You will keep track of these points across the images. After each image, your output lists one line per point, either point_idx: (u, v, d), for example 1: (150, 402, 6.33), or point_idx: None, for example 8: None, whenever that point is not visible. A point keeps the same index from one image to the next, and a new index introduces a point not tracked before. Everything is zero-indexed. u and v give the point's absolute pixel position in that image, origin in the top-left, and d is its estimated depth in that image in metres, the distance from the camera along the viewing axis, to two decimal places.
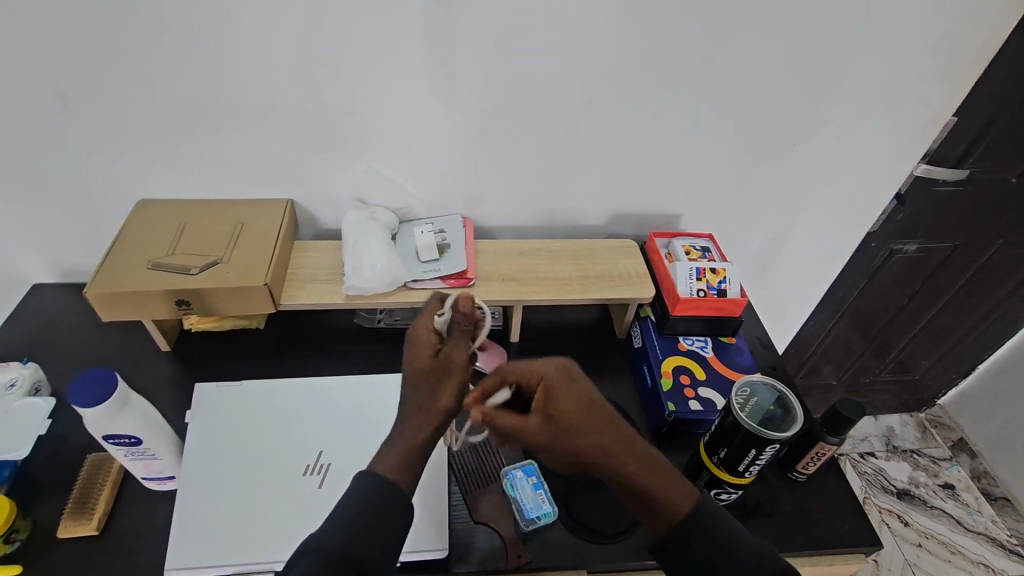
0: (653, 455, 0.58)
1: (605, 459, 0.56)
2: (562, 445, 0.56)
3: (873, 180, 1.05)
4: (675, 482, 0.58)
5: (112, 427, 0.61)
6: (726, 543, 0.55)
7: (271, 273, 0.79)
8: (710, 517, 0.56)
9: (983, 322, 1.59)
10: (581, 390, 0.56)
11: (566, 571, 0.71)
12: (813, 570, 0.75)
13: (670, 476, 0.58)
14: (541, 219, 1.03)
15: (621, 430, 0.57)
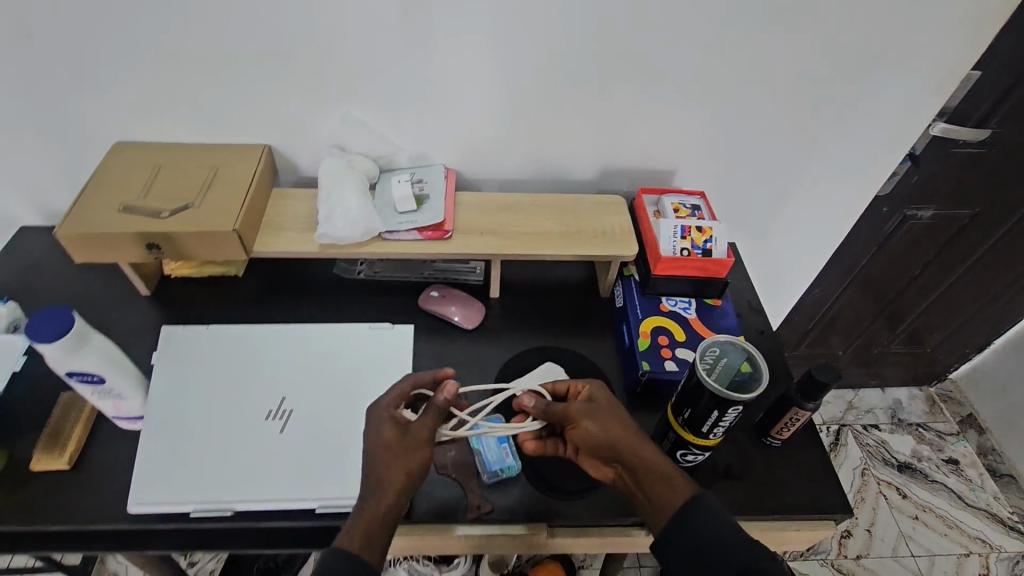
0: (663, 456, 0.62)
1: (620, 448, 0.63)
2: (590, 425, 0.65)
3: (887, 138, 0.98)
4: (671, 483, 0.59)
5: (72, 365, 0.62)
6: (713, 538, 0.55)
7: (241, 219, 0.78)
8: (704, 510, 0.57)
9: (1003, 294, 1.51)
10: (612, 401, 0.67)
11: (526, 523, 0.71)
12: (784, 536, 0.74)
13: (675, 472, 0.60)
14: (528, 172, 0.99)
15: (636, 434, 0.63)
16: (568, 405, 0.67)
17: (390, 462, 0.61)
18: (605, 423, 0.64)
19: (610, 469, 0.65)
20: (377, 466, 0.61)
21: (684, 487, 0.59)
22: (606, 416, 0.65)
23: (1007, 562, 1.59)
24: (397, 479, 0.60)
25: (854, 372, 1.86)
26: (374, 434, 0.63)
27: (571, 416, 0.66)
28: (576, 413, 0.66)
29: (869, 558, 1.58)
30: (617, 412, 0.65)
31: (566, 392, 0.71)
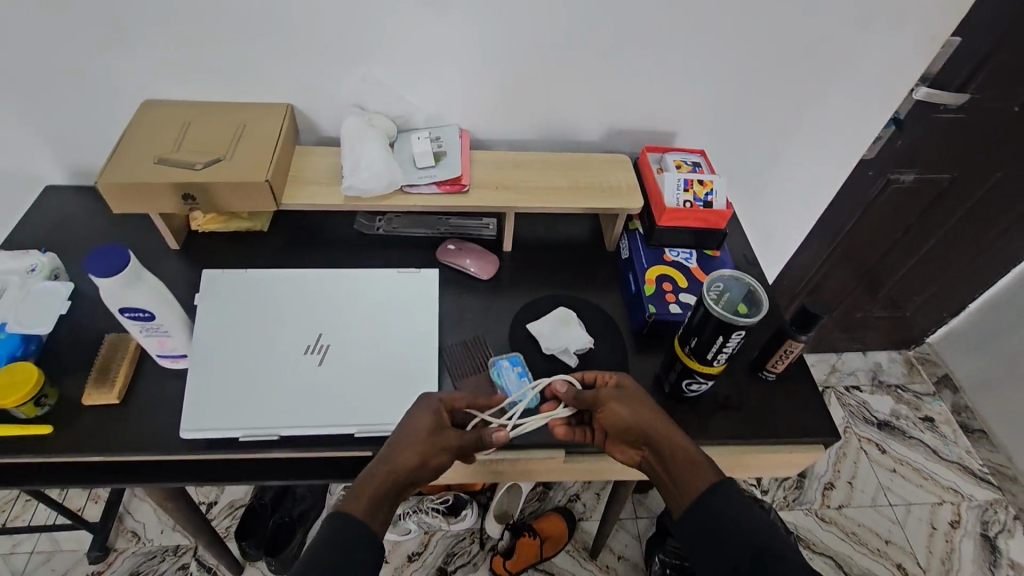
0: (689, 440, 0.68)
1: (649, 431, 0.68)
2: (620, 410, 0.70)
3: (872, 101, 1.04)
4: (695, 465, 0.65)
5: (126, 300, 0.66)
6: (734, 519, 0.60)
7: (272, 171, 0.82)
8: (727, 493, 0.62)
9: (979, 257, 1.60)
10: (639, 390, 0.73)
11: (545, 448, 0.78)
12: (776, 459, 0.82)
13: (699, 454, 0.66)
14: (538, 133, 1.04)
15: (662, 420, 0.69)
16: (599, 390, 0.72)
17: (417, 446, 0.65)
18: (637, 407, 0.70)
19: (636, 451, 0.71)
20: (404, 446, 0.65)
21: (708, 468, 0.64)
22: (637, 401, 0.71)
23: (977, 510, 1.71)
24: (415, 463, 0.65)
25: (839, 336, 1.95)
26: (417, 417, 0.68)
27: (602, 402, 0.72)
28: (606, 399, 0.71)
29: (851, 507, 1.68)
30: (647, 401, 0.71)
31: (594, 382, 0.77)
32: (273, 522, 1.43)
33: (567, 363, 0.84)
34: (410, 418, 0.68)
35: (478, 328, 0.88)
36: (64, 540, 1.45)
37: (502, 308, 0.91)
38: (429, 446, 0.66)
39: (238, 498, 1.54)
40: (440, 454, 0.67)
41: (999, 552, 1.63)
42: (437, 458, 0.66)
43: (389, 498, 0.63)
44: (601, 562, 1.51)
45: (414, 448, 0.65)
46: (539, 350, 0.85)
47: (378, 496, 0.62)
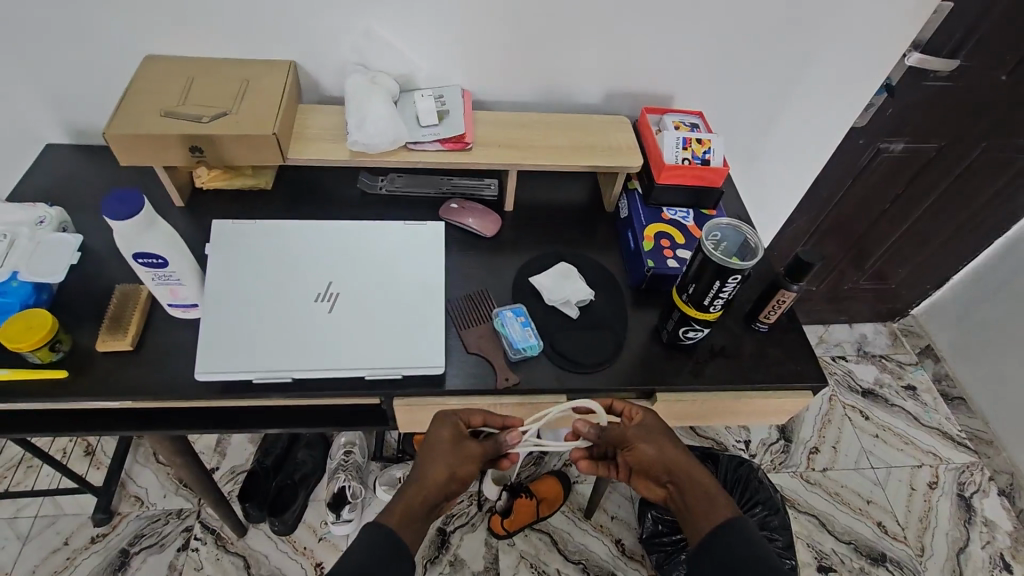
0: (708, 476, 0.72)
1: (673, 468, 0.72)
2: (648, 446, 0.74)
3: (864, 65, 1.06)
4: (713, 501, 0.69)
5: (140, 244, 0.68)
6: (756, 551, 0.65)
7: (278, 124, 0.83)
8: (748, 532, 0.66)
9: (963, 228, 1.65)
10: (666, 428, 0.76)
11: (549, 394, 0.81)
12: (768, 404, 0.86)
13: (717, 490, 0.70)
14: (538, 95, 1.05)
15: (687, 457, 0.73)
16: (627, 427, 0.75)
17: (443, 463, 0.70)
18: (659, 444, 0.74)
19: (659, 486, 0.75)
20: (430, 466, 0.70)
21: (724, 505, 0.69)
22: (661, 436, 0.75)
23: (955, 472, 1.78)
24: (442, 479, 0.69)
25: (826, 307, 2.00)
26: (434, 437, 0.72)
27: (631, 439, 0.74)
28: (634, 436, 0.74)
29: (835, 470, 1.74)
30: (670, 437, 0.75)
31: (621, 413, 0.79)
32: (275, 484, 1.46)
33: (568, 314, 0.86)
34: (429, 441, 0.72)
35: (482, 283, 0.90)
36: (68, 504, 1.46)
37: (505, 265, 0.93)
38: (453, 458, 0.70)
39: (240, 464, 1.56)
40: (464, 463, 0.71)
41: (974, 511, 1.70)
42: (462, 469, 0.71)
43: (422, 510, 0.68)
44: (595, 522, 1.55)
45: (438, 461, 0.70)
46: (542, 302, 0.87)
47: (410, 510, 0.67)
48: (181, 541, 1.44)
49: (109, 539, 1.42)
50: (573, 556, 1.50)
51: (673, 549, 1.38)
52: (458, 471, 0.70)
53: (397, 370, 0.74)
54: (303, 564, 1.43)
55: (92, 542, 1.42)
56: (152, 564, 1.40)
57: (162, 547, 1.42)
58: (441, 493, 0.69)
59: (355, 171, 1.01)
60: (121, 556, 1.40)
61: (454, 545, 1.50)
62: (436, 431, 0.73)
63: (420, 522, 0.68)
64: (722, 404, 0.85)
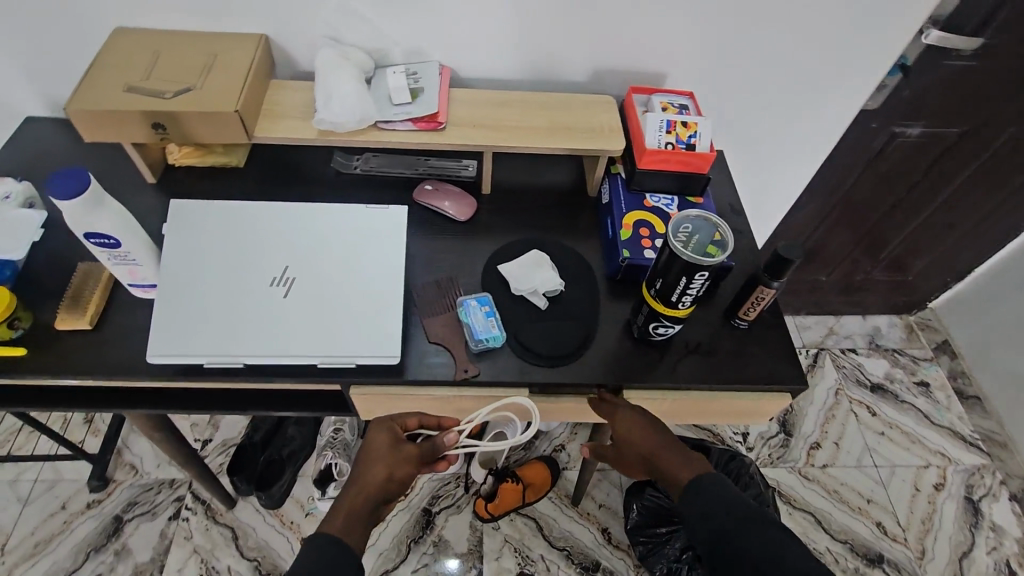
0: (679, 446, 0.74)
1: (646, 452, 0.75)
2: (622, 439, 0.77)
3: (876, 43, 0.98)
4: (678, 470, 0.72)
5: (90, 225, 0.66)
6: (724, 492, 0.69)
7: (242, 101, 0.81)
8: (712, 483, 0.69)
9: (987, 218, 1.55)
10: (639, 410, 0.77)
11: (509, 387, 0.78)
12: (744, 406, 0.82)
13: (685, 458, 0.72)
14: (521, 72, 1.00)
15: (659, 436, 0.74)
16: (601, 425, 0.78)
17: (381, 466, 0.72)
18: (636, 430, 0.75)
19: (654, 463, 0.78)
20: (370, 470, 0.72)
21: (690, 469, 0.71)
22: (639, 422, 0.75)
23: (962, 473, 1.71)
24: (383, 481, 0.71)
25: (838, 298, 1.92)
26: (372, 443, 0.74)
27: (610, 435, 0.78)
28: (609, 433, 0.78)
29: (835, 467, 1.69)
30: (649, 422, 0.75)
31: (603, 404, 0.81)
32: (264, 458, 1.48)
33: (537, 305, 0.83)
34: (368, 445, 0.74)
35: (451, 269, 0.87)
36: (66, 470, 1.51)
37: (477, 250, 0.90)
38: (390, 460, 0.72)
39: (231, 437, 1.59)
40: (402, 465, 0.72)
41: (981, 514, 1.64)
42: (400, 470, 0.72)
43: (364, 511, 0.69)
44: (581, 510, 1.54)
45: (376, 464, 0.72)
46: (509, 291, 0.84)
47: (353, 511, 0.69)
48: (172, 510, 1.47)
49: (104, 505, 1.47)
50: (558, 541, 1.50)
51: (657, 541, 1.36)
52: (396, 473, 0.72)
53: (350, 358, 0.74)
54: (290, 538, 1.46)
55: (88, 507, 1.47)
56: (143, 531, 1.44)
57: (154, 515, 1.46)
58: (380, 495, 0.71)
59: (329, 150, 0.98)
60: (114, 523, 1.45)
61: (439, 526, 1.51)
62: (372, 437, 0.75)
63: (364, 523, 0.69)
64: (696, 404, 0.82)
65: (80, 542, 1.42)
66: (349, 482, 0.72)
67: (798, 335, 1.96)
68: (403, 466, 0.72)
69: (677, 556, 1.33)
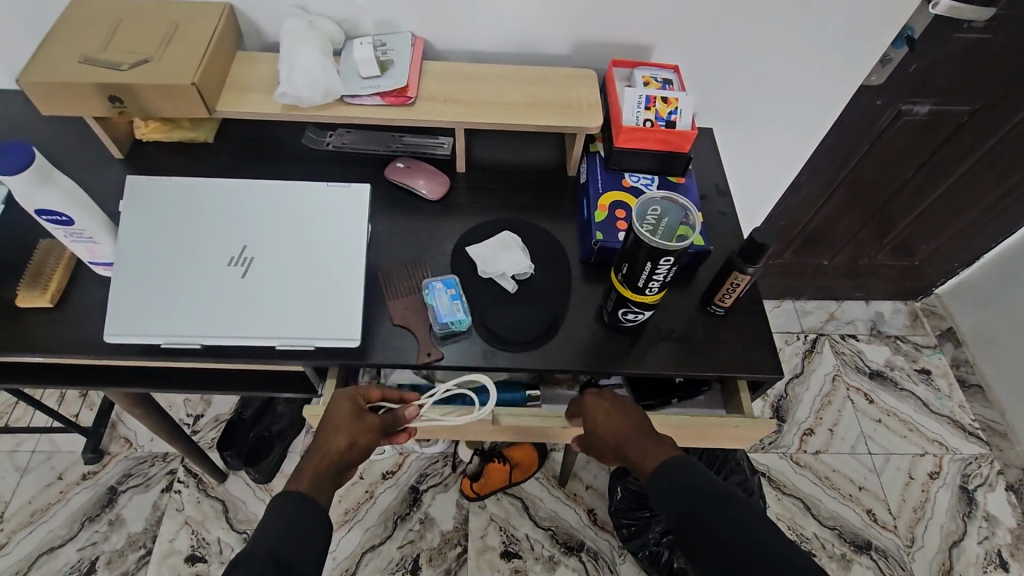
0: (648, 436, 0.70)
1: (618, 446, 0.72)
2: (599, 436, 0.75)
3: (880, 14, 0.92)
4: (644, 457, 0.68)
5: (39, 201, 0.65)
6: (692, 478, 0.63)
7: (199, 73, 0.78)
8: (674, 466, 0.64)
9: (997, 202, 1.49)
10: (611, 405, 0.75)
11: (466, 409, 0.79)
12: (731, 432, 0.81)
13: (651, 446, 0.68)
14: (501, 45, 0.95)
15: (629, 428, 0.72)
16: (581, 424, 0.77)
17: (344, 432, 0.72)
18: (607, 412, 0.74)
19: None
20: (331, 436, 0.71)
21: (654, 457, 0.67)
22: (608, 405, 0.75)
23: (960, 463, 1.67)
24: (347, 447, 0.71)
25: (841, 283, 1.86)
26: (334, 411, 0.73)
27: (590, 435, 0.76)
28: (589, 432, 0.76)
29: (828, 454, 1.66)
30: (620, 406, 0.75)
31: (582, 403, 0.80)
32: (253, 434, 1.48)
33: (505, 288, 0.81)
34: (329, 413, 0.73)
35: (420, 250, 0.85)
36: (62, 442, 1.53)
37: (448, 230, 0.87)
38: (353, 428, 0.72)
39: (223, 412, 1.59)
40: (362, 433, 0.72)
41: (976, 504, 1.61)
42: (362, 439, 0.72)
43: (329, 475, 0.69)
44: (568, 490, 1.53)
45: (341, 430, 0.72)
46: (477, 274, 0.82)
47: (318, 473, 0.68)
48: (165, 483, 1.49)
49: (99, 477, 1.49)
50: (543, 522, 1.48)
51: (641, 525, 1.35)
52: (358, 440, 0.72)
53: (310, 340, 0.73)
54: None
55: (83, 479, 1.49)
56: (136, 503, 1.46)
57: (147, 487, 1.48)
58: (342, 461, 0.70)
59: (301, 125, 0.95)
60: (109, 493, 1.47)
61: (426, 504, 1.50)
62: (335, 404, 0.74)
63: (330, 485, 0.69)
64: (687, 429, 0.81)
65: (75, 512, 1.45)
66: (312, 446, 0.71)
67: (798, 319, 1.91)
68: (364, 435, 0.72)
69: (657, 541, 1.33)
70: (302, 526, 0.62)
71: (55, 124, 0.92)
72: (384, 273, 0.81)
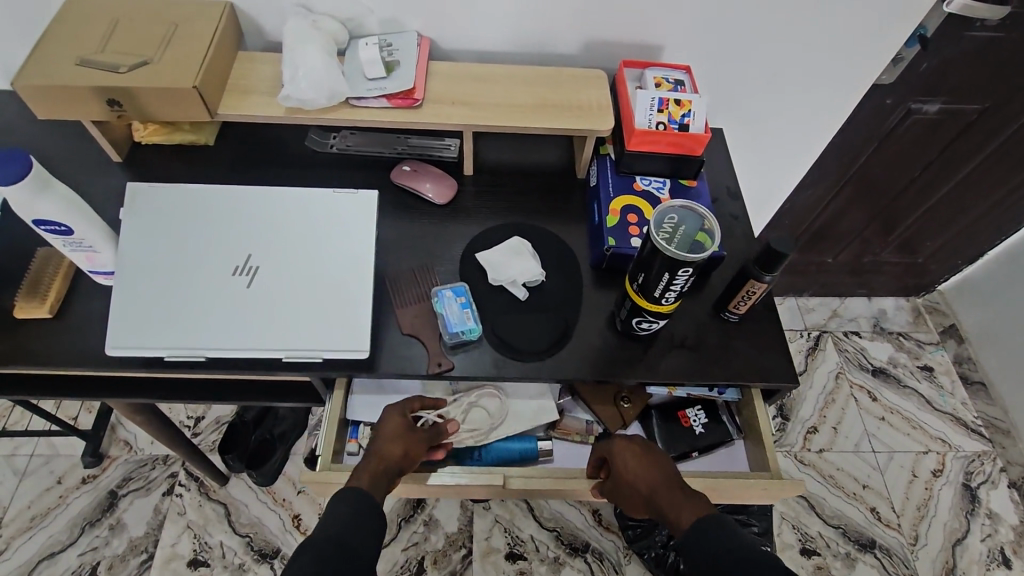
0: (686, 488, 0.71)
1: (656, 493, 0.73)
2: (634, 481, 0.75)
3: (894, 14, 0.90)
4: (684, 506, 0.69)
5: (36, 210, 0.63)
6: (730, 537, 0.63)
7: (201, 76, 0.76)
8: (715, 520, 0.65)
9: (1004, 200, 1.48)
10: (648, 452, 0.77)
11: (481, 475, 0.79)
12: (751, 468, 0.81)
13: (691, 497, 0.70)
14: (508, 43, 0.93)
15: (667, 478, 0.73)
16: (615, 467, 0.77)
17: (400, 442, 0.75)
18: (640, 461, 0.76)
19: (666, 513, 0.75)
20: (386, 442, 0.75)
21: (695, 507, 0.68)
22: (641, 453, 0.77)
23: (963, 460, 1.68)
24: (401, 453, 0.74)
25: (845, 280, 1.85)
26: (388, 423, 0.77)
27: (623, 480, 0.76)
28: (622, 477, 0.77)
29: (832, 452, 1.66)
30: (653, 455, 0.76)
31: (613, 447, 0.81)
32: (255, 437, 1.47)
33: (516, 295, 0.79)
34: (382, 423, 0.77)
35: (428, 255, 0.83)
36: (61, 445, 1.51)
37: (456, 235, 0.86)
38: (407, 439, 0.76)
39: (223, 414, 1.57)
40: (415, 445, 0.76)
41: (979, 501, 1.61)
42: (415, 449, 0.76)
43: (386, 480, 0.72)
44: None
45: (397, 439, 0.75)
46: (486, 281, 0.81)
47: (376, 477, 0.72)
48: (166, 486, 1.48)
49: (99, 480, 1.48)
50: (548, 523, 1.48)
51: (648, 526, 1.35)
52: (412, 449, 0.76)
53: (317, 352, 0.71)
54: (281, 515, 1.46)
55: (83, 482, 1.47)
56: (138, 506, 1.45)
57: (148, 490, 1.47)
58: (397, 468, 0.74)
59: (303, 127, 0.93)
60: (109, 498, 1.45)
61: (429, 506, 1.49)
62: (388, 416, 0.78)
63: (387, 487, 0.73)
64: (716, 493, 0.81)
65: (75, 516, 1.43)
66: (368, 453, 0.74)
67: (801, 316, 1.91)
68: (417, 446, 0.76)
69: (664, 543, 1.33)
70: (359, 517, 0.67)
71: (50, 127, 0.90)
72: (391, 281, 0.79)
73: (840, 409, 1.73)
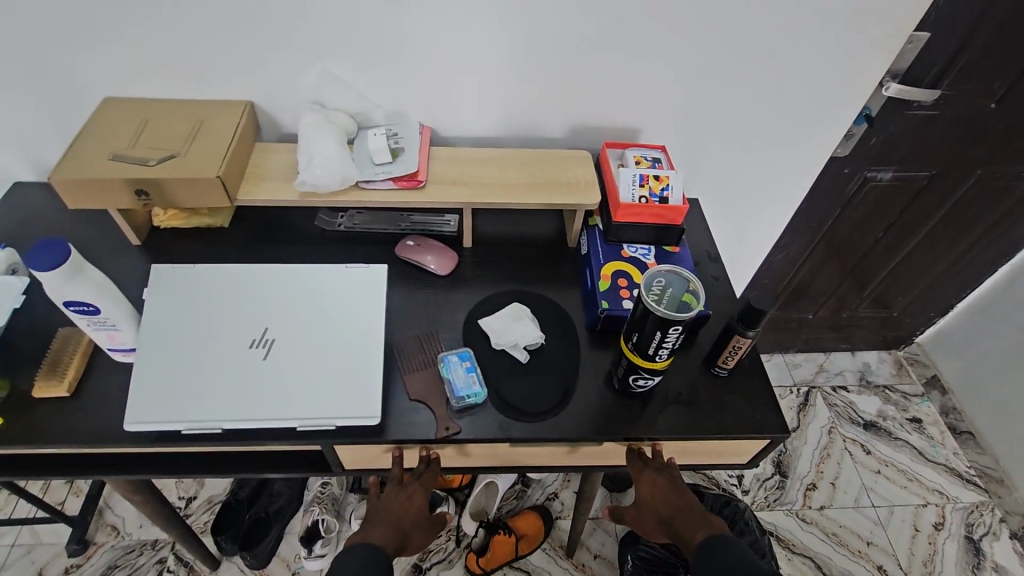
0: (705, 516, 0.77)
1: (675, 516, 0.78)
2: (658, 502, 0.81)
3: (839, 99, 1.02)
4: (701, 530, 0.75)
5: (69, 293, 0.67)
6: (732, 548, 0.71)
7: (224, 167, 0.83)
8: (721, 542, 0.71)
9: (963, 256, 1.59)
10: (673, 480, 0.82)
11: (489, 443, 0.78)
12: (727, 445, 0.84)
13: (707, 524, 0.75)
14: (500, 130, 1.03)
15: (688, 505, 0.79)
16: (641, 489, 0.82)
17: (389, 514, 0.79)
18: (664, 490, 0.81)
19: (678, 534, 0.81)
20: (395, 507, 0.80)
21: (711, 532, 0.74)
22: (665, 484, 0.81)
23: (962, 512, 1.68)
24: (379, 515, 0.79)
25: (826, 336, 1.92)
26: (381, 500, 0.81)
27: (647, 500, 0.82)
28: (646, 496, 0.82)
29: (833, 509, 1.66)
30: (676, 486, 0.81)
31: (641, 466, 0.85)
32: (249, 516, 1.43)
33: (518, 358, 0.84)
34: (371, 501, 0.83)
35: (433, 323, 0.88)
36: (45, 533, 1.46)
37: (458, 304, 0.91)
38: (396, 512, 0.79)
39: (217, 493, 1.54)
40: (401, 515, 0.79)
41: (983, 554, 1.60)
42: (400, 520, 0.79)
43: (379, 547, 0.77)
44: (576, 561, 1.49)
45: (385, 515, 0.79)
46: (489, 345, 0.85)
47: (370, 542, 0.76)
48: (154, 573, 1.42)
49: (83, 569, 1.41)
50: None
51: None
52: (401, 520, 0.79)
53: (330, 421, 0.74)
54: None
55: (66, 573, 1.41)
56: None
57: None
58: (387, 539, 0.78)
59: (312, 208, 1.00)
60: None
61: None
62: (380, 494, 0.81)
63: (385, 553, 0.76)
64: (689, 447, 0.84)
65: None
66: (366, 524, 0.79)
67: (789, 372, 1.96)
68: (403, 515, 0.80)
69: None
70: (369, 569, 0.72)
71: (74, 214, 0.96)
72: (398, 349, 0.84)
73: (837, 466, 1.74)
